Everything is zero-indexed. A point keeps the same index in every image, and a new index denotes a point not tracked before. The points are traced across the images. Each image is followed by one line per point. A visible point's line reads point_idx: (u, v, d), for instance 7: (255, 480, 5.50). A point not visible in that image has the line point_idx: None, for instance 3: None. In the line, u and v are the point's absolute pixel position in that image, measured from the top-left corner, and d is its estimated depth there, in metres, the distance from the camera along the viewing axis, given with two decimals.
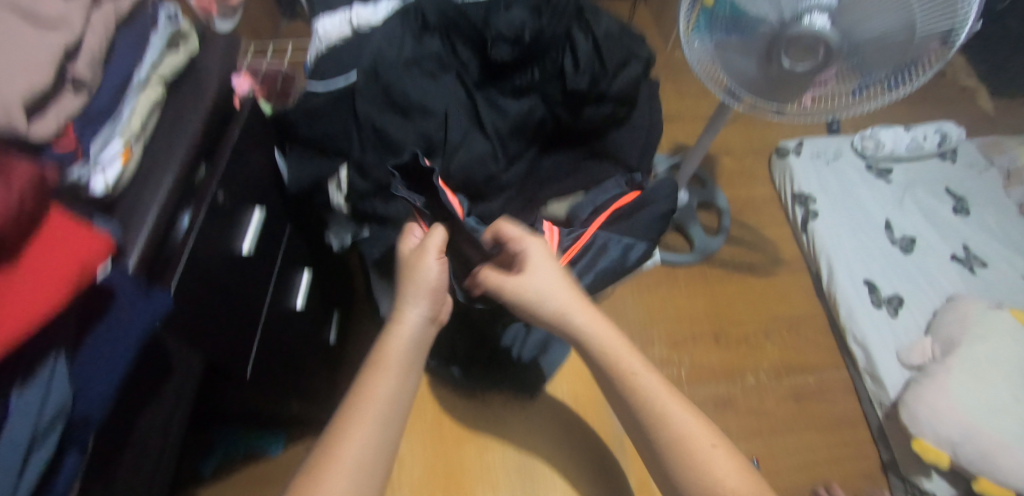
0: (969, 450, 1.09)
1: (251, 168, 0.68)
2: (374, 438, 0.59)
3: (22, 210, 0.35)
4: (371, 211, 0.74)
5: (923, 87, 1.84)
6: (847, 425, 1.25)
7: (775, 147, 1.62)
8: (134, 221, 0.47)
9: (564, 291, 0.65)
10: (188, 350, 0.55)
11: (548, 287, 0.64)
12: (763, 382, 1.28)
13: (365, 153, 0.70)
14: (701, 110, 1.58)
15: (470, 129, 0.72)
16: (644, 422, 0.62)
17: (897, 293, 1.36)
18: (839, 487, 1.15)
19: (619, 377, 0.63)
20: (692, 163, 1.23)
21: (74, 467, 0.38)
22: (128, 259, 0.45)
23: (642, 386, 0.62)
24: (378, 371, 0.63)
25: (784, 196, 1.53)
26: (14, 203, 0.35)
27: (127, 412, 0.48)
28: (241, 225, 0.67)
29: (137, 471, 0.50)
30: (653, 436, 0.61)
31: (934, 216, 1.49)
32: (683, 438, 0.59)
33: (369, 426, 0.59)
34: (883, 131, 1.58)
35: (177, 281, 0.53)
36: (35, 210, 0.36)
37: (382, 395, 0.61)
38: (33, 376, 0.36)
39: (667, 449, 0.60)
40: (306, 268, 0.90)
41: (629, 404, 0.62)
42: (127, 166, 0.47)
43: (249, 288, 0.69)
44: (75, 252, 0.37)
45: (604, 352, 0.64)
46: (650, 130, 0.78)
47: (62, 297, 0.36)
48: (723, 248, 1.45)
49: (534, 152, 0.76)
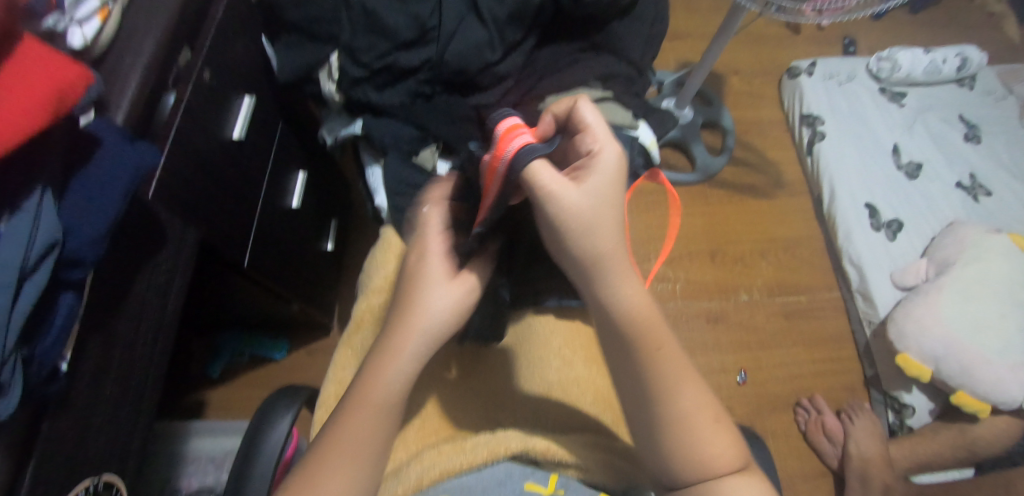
0: (951, 365, 1.09)
1: (239, 54, 0.66)
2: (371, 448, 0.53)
3: None
4: (364, 100, 0.71)
5: (949, 11, 1.75)
6: (834, 342, 1.28)
7: (787, 68, 1.56)
8: (117, 81, 0.46)
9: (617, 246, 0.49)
10: (181, 224, 0.55)
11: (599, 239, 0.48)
12: (755, 299, 1.30)
13: (356, 37, 0.67)
14: (713, 25, 1.51)
15: (464, 14, 0.69)
16: (647, 397, 0.52)
17: (898, 217, 1.35)
18: (821, 399, 1.20)
19: (638, 351, 0.51)
20: (696, 81, 1.19)
21: (71, 305, 0.40)
22: (115, 116, 0.45)
23: (662, 364, 0.52)
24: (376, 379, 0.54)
25: (792, 118, 1.49)
26: None
27: (120, 270, 0.49)
28: (231, 111, 0.65)
29: (135, 337, 0.51)
30: (651, 412, 0.52)
31: (943, 142, 1.46)
32: (683, 422, 0.51)
33: (365, 437, 0.53)
34: (901, 52, 1.49)
35: (170, 149, 0.53)
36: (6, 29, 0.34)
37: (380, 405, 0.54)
38: (19, 206, 0.36)
39: (664, 425, 0.52)
40: (301, 168, 0.87)
41: (638, 377, 0.52)
42: (105, 24, 0.45)
43: (242, 179, 0.68)
44: (52, 79, 0.35)
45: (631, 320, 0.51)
46: (654, 27, 0.78)
47: (41, 124, 0.34)
48: (726, 168, 1.43)
49: (533, 42, 0.73)
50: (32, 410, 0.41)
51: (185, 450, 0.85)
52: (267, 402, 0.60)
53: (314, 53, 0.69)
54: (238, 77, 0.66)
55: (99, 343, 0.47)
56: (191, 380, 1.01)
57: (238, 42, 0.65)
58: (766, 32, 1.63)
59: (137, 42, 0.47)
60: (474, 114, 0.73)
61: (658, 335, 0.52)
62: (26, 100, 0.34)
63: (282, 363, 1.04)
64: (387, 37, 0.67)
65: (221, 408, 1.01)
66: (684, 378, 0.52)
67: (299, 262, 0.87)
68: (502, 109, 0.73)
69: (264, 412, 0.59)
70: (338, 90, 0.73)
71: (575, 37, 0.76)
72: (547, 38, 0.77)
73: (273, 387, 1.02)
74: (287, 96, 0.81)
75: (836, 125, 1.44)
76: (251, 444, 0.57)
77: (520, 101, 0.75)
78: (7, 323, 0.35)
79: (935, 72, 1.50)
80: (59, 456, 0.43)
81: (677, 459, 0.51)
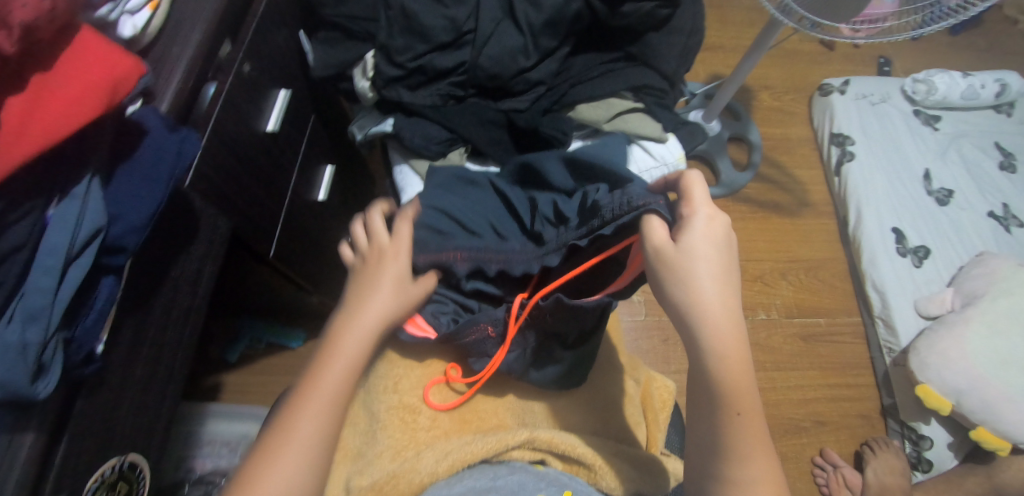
0: (972, 399, 1.07)
1: (278, 49, 0.67)
2: (320, 430, 0.52)
3: (55, 14, 0.34)
4: (396, 100, 0.71)
5: (989, 34, 1.72)
6: (851, 368, 1.26)
7: (819, 86, 1.54)
8: (163, 72, 0.47)
9: (727, 323, 0.48)
10: (213, 213, 0.57)
11: (712, 295, 0.48)
12: (773, 318, 1.28)
13: (393, 37, 0.68)
14: (745, 40, 1.49)
15: (501, 20, 0.69)
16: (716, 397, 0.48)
17: (925, 245, 1.32)
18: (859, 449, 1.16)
19: (722, 406, 0.47)
20: (726, 95, 1.18)
21: (110, 289, 0.42)
22: (160, 105, 0.46)
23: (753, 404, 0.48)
24: (325, 361, 0.55)
25: (821, 137, 1.47)
26: (44, 4, 0.33)
27: (158, 260, 0.50)
28: (267, 102, 0.66)
29: (164, 324, 0.53)
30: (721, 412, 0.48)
31: (977, 170, 1.43)
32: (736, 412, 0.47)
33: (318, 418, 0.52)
34: (938, 74, 1.46)
35: (208, 139, 0.54)
36: (67, 18, 0.35)
37: (328, 388, 0.53)
38: (69, 191, 0.37)
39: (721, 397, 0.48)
40: (330, 163, 0.88)
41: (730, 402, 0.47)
42: (155, 15, 0.46)
43: (273, 169, 0.69)
44: (108, 66, 0.37)
45: (722, 370, 0.47)
46: (690, 37, 0.77)
47: (95, 110, 0.36)
48: (751, 185, 1.41)
49: (567, 49, 0.73)
50: (69, 387, 0.42)
51: (202, 431, 0.87)
52: None
53: (351, 51, 0.71)
54: (275, 73, 0.67)
55: (132, 327, 0.48)
56: (208, 361, 1.03)
57: (277, 36, 0.66)
58: (800, 48, 1.61)
59: (184, 34, 0.49)
60: (505, 119, 0.74)
61: (740, 400, 0.47)
62: (84, 88, 0.35)
63: (296, 351, 1.06)
64: (423, 38, 0.68)
65: (236, 391, 1.02)
66: (740, 400, 0.47)
67: (321, 255, 0.88)
68: (532, 115, 0.73)
69: None
70: (371, 88, 0.73)
71: (610, 47, 0.77)
72: (581, 46, 0.77)
73: (287, 375, 1.04)
74: (319, 91, 0.82)
75: (867, 147, 1.42)
76: None
77: (552, 106, 0.75)
78: (51, 305, 0.36)
79: (973, 97, 1.46)
80: (88, 432, 0.45)
81: (713, 419, 0.48)
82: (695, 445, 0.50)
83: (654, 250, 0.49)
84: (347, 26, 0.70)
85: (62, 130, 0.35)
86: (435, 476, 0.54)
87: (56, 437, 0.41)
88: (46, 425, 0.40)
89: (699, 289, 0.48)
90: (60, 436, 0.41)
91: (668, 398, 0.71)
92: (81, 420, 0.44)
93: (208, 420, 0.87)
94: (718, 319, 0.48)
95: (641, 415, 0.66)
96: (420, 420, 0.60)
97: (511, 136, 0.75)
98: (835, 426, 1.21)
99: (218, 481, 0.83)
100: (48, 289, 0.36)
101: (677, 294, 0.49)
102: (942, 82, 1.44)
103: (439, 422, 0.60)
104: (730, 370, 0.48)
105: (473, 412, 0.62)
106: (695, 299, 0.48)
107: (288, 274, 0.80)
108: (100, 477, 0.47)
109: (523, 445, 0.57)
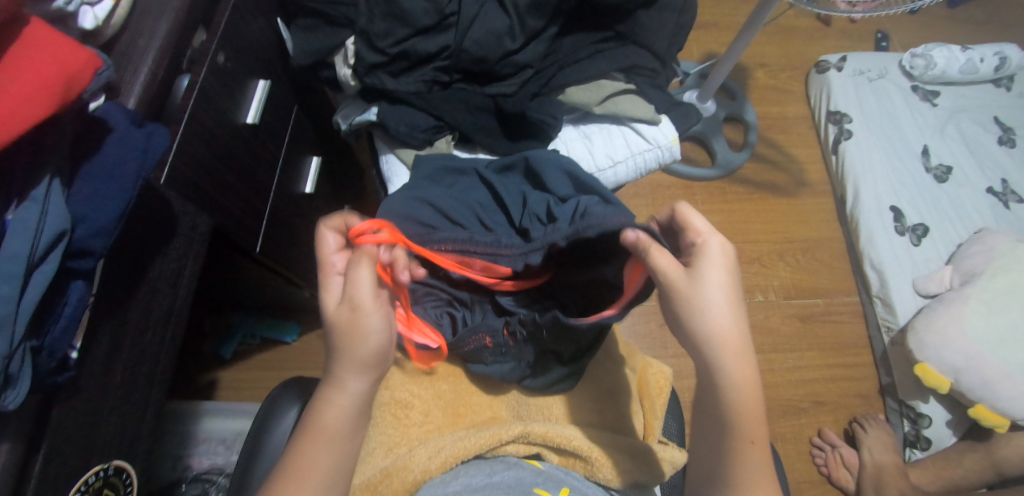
0: (971, 378, 1.06)
1: (255, 37, 0.65)
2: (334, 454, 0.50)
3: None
4: (379, 86, 0.69)
5: (988, 5, 1.68)
6: (849, 348, 1.26)
7: (816, 62, 1.51)
8: (130, 66, 0.45)
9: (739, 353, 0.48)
10: (192, 209, 0.55)
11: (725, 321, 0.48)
12: (771, 300, 1.27)
13: (373, 22, 0.65)
14: (740, 16, 1.46)
15: (485, 1, 0.67)
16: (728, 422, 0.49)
17: (923, 222, 1.31)
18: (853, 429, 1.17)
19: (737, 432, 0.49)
20: (721, 74, 1.15)
21: (81, 293, 0.40)
22: (127, 99, 0.44)
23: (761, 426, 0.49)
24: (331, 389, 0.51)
25: (818, 114, 1.45)
26: None
27: (133, 261, 0.48)
28: (246, 93, 0.64)
29: (144, 325, 0.51)
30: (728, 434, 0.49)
31: (976, 145, 1.41)
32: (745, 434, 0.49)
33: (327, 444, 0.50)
34: (937, 48, 1.43)
35: (182, 133, 0.52)
36: (13, 10, 0.34)
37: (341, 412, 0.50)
38: (28, 194, 0.36)
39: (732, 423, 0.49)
40: (315, 153, 0.86)
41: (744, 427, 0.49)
42: (118, 5, 0.44)
43: (255, 162, 0.67)
44: (60, 60, 0.35)
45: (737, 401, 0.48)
46: (681, 15, 0.75)
47: (47, 108, 0.34)
48: (747, 165, 1.39)
49: (555, 30, 0.71)
50: (43, 395, 0.41)
51: (194, 428, 0.86)
52: (275, 391, 0.60)
53: (331, 37, 0.69)
54: (252, 62, 0.65)
55: (109, 331, 0.47)
56: (201, 357, 1.02)
57: (253, 23, 0.64)
58: (796, 24, 1.58)
59: (150, 25, 0.46)
60: (492, 105, 0.72)
61: (755, 428, 0.49)
62: (35, 85, 0.34)
63: (289, 344, 1.04)
64: (404, 22, 0.65)
65: (230, 387, 1.01)
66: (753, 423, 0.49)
67: (309, 247, 0.87)
68: (519, 99, 0.70)
69: (272, 402, 0.59)
70: (354, 76, 0.71)
71: (600, 27, 0.74)
72: (570, 26, 0.74)
73: (281, 369, 1.02)
74: (301, 79, 0.79)
75: (865, 124, 1.40)
76: (260, 433, 0.57)
77: (541, 90, 0.72)
78: (16, 313, 0.35)
79: (972, 71, 1.44)
80: (68, 440, 0.43)
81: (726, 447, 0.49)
82: (700, 463, 0.52)
83: (666, 283, 0.47)
84: (326, 12, 0.67)
85: (12, 129, 0.33)
86: (427, 472, 0.52)
87: (32, 448, 0.40)
88: (21, 435, 0.39)
89: (718, 323, 0.48)
90: (36, 446, 0.40)
91: (665, 383, 0.67)
92: (59, 428, 0.42)
93: (200, 418, 0.87)
94: (735, 357, 0.48)
95: (636, 403, 0.64)
96: (412, 415, 0.58)
97: (499, 121, 0.73)
98: (833, 407, 1.20)
99: (216, 479, 0.84)
100: (11, 297, 0.34)
101: (697, 327, 0.48)
102: (941, 56, 1.42)
103: (432, 417, 0.59)
104: (743, 399, 0.48)
105: (466, 405, 0.61)
106: (714, 336, 0.48)
107: (276, 269, 0.78)
108: (84, 484, 0.46)
109: (518, 438, 0.56)
